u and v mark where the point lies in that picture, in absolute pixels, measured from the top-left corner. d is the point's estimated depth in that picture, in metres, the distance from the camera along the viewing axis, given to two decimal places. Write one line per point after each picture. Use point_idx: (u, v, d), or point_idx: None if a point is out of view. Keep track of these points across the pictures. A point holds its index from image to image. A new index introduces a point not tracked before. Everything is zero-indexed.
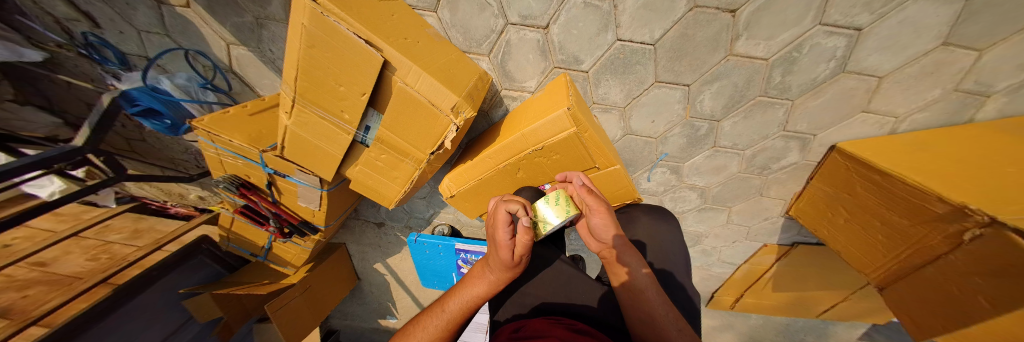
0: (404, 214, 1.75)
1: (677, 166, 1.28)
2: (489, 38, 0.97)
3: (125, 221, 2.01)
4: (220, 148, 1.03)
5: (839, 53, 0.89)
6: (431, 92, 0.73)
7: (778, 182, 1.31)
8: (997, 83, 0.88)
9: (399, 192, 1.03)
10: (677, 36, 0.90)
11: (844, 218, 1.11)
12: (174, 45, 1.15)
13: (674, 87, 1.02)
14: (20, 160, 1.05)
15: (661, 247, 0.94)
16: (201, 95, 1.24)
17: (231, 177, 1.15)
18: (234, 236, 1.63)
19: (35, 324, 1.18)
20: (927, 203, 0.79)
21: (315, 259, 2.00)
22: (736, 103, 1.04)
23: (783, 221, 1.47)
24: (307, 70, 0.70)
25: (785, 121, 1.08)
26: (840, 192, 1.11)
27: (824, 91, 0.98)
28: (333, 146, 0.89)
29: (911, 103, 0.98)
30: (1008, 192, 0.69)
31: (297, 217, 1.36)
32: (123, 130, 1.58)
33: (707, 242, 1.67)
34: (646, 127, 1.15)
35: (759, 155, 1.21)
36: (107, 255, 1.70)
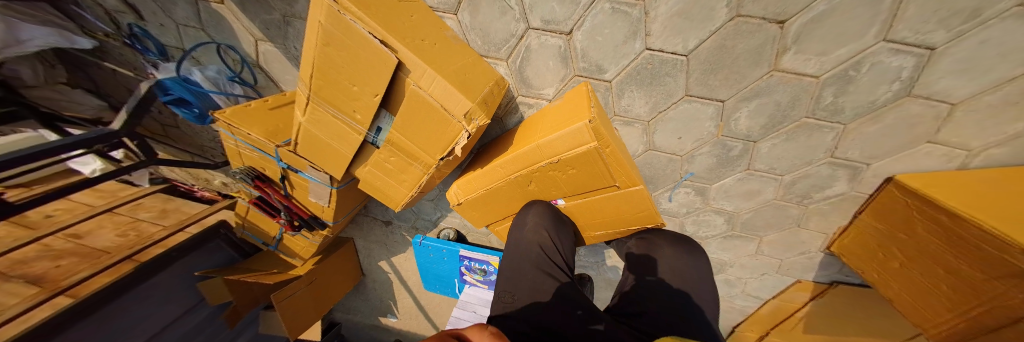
0: (412, 215, 1.73)
1: (703, 187, 1.18)
2: (509, 42, 0.93)
3: (156, 201, 2.12)
4: (239, 140, 1.05)
5: (905, 74, 0.78)
6: (444, 96, 0.69)
7: (819, 213, 1.17)
8: None
9: (406, 195, 1.00)
10: (714, 47, 0.82)
11: (898, 261, 0.97)
12: (208, 39, 1.20)
13: (706, 103, 0.93)
14: (62, 140, 1.10)
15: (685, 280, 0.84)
16: (229, 88, 1.26)
17: (247, 169, 1.17)
18: (248, 224, 1.67)
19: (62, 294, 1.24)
20: (1004, 256, 0.68)
21: (323, 252, 2.00)
22: (776, 123, 0.94)
23: (821, 257, 1.31)
24: (321, 68, 0.69)
25: (834, 146, 0.96)
26: (894, 229, 0.97)
27: (882, 116, 0.87)
28: (343, 145, 0.87)
29: (987, 136, 0.83)
30: None
31: (308, 212, 1.36)
32: (160, 115, 1.67)
33: (732, 272, 1.53)
34: (670, 144, 1.07)
35: (799, 182, 1.09)
36: (135, 232, 1.79)
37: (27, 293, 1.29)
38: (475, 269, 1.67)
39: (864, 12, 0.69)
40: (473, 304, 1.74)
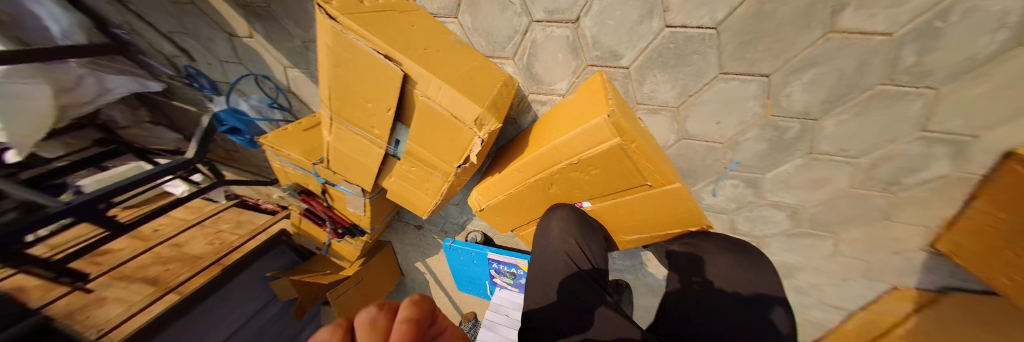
0: (440, 219, 1.78)
1: (756, 178, 1.05)
2: (514, 39, 0.89)
3: (232, 214, 2.43)
4: (283, 160, 1.15)
5: (1014, 18, 0.57)
6: (453, 104, 0.69)
7: (910, 202, 0.94)
8: None
9: (432, 203, 1.03)
10: (751, 14, 0.71)
11: (1017, 256, 0.73)
12: (247, 71, 1.33)
13: (749, 80, 0.82)
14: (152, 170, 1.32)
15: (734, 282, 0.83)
16: (269, 113, 1.41)
17: (294, 185, 1.30)
18: (304, 233, 1.86)
19: (173, 292, 1.51)
20: None
21: (367, 254, 2.14)
22: (841, 96, 0.79)
23: (922, 259, 1.06)
24: (337, 89, 0.73)
25: (924, 116, 0.78)
26: (1020, 218, 0.72)
27: (992, 75, 0.68)
28: (369, 159, 0.92)
29: None
30: None
31: (348, 220, 1.47)
32: (223, 142, 1.90)
33: (800, 276, 1.36)
34: (709, 130, 0.96)
35: (883, 165, 0.89)
36: (220, 241, 2.08)
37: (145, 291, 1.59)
38: (506, 272, 1.69)
39: None
40: (506, 308, 1.78)
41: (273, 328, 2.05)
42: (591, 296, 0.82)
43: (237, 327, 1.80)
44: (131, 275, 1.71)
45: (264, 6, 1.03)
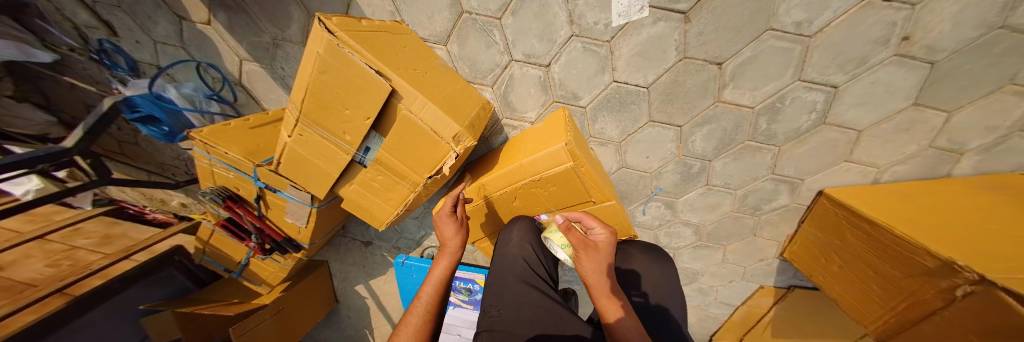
0: (394, 234, 1.72)
1: (672, 201, 1.28)
2: (494, 71, 1.03)
3: (97, 225, 1.81)
4: (214, 159, 1.00)
5: (819, 106, 0.96)
6: (434, 120, 0.75)
7: (769, 223, 1.30)
8: (969, 142, 0.93)
9: (392, 214, 1.01)
10: (670, 81, 0.97)
11: (838, 265, 1.08)
12: (187, 57, 1.20)
13: (667, 127, 1.06)
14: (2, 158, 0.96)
15: (658, 291, 0.88)
16: (205, 105, 1.24)
17: (219, 189, 1.09)
18: (211, 250, 1.48)
19: None
20: (917, 256, 0.80)
21: (294, 277, 1.87)
22: (726, 145, 1.08)
23: (778, 263, 1.43)
24: (316, 94, 0.72)
25: (774, 164, 1.11)
26: (833, 238, 1.08)
27: (807, 140, 1.03)
28: (331, 165, 0.88)
29: (890, 156, 1.01)
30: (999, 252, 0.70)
31: (282, 234, 1.29)
32: (118, 132, 1.55)
33: (703, 281, 1.61)
34: (641, 162, 1.17)
35: (750, 195, 1.22)
36: (69, 262, 1.48)
37: None
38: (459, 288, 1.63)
39: (781, 57, 0.88)
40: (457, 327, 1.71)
41: None
42: (534, 298, 0.82)
43: None
44: None
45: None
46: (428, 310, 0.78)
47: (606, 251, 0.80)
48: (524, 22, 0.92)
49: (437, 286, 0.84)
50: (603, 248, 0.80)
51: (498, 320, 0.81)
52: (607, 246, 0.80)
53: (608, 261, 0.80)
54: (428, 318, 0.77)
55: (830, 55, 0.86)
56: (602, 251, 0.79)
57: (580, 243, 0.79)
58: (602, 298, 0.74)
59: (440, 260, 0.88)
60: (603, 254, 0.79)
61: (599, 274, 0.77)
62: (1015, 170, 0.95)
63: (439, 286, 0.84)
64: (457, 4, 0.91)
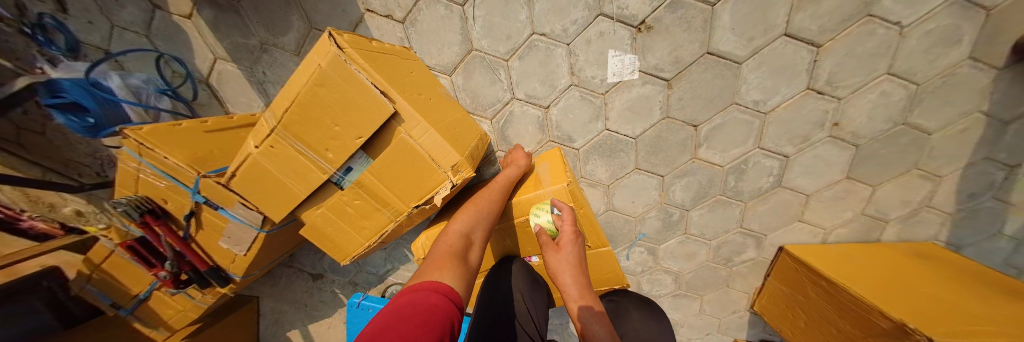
0: (353, 266, 1.52)
1: (653, 247, 1.29)
2: (495, 105, 1.04)
3: None
4: (146, 164, 0.82)
5: (775, 171, 1.10)
6: (434, 147, 0.70)
7: (740, 275, 1.34)
8: (891, 212, 1.11)
9: (363, 245, 0.88)
10: (654, 136, 1.06)
11: (803, 322, 1.14)
12: (149, 47, 1.07)
13: (651, 176, 1.13)
14: None
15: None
16: (153, 100, 1.06)
17: (139, 200, 0.86)
18: (99, 278, 1.12)
19: None
20: (872, 315, 0.87)
21: (205, 318, 1.45)
22: (701, 197, 1.16)
23: (749, 316, 1.44)
24: (305, 106, 0.65)
25: (741, 219, 1.21)
26: (796, 293, 1.16)
27: (767, 198, 1.15)
28: (301, 183, 0.77)
29: (833, 219, 1.16)
30: (944, 314, 0.80)
31: (209, 261, 1.04)
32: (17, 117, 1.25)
33: (681, 333, 1.53)
34: (626, 206, 1.20)
35: (722, 247, 1.27)
36: None
37: None
38: None
39: (744, 127, 1.03)
40: None
41: None
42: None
43: None
44: None
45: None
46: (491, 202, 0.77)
47: (569, 246, 0.69)
48: (530, 66, 0.97)
49: (506, 183, 0.83)
50: (565, 245, 0.70)
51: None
52: (569, 242, 0.69)
53: (577, 258, 0.69)
54: (491, 204, 0.77)
55: (782, 130, 1.02)
56: (564, 249, 0.69)
57: (542, 245, 0.73)
58: (572, 302, 0.66)
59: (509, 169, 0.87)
60: (566, 252, 0.69)
61: (565, 277, 0.67)
62: (928, 239, 1.13)
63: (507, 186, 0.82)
64: (468, 41, 0.95)
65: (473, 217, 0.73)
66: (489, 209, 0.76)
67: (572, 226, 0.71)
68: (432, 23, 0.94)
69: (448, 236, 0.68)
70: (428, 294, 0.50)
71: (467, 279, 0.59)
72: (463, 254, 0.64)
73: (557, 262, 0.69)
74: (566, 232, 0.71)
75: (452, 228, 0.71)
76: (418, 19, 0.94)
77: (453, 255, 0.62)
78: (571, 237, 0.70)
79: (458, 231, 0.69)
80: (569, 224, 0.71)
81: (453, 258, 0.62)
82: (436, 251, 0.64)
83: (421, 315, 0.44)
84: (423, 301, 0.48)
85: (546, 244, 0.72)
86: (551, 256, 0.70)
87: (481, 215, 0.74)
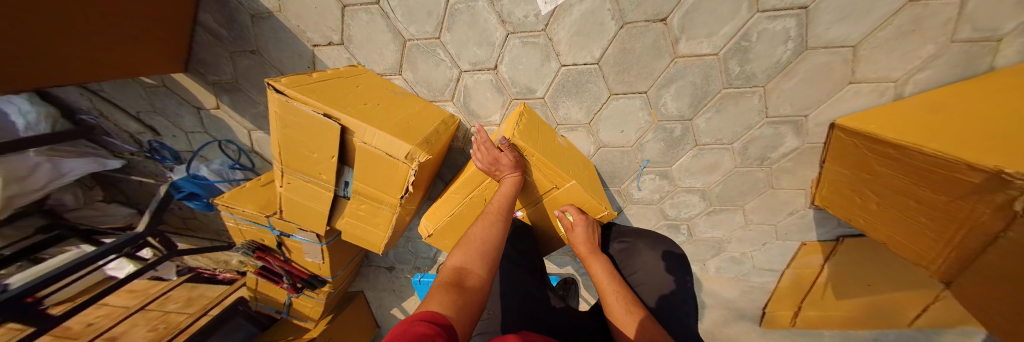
0: (412, 256, 1.85)
1: (666, 170, 1.20)
2: (449, 86, 1.08)
3: (182, 291, 2.21)
4: (237, 218, 1.14)
5: (793, 33, 0.85)
6: (385, 145, 0.77)
7: (785, 171, 1.16)
8: (1002, 24, 0.76)
9: (384, 237, 1.06)
10: (617, 51, 0.94)
11: (874, 203, 0.93)
12: (211, 138, 1.43)
13: (631, 97, 1.02)
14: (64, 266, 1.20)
15: (650, 281, 0.90)
16: (230, 174, 1.44)
17: (249, 242, 1.25)
18: (261, 296, 1.68)
19: None
20: (954, 173, 0.67)
21: (333, 310, 1.99)
22: (701, 99, 1.00)
23: (813, 213, 1.24)
24: (287, 147, 0.82)
25: (764, 106, 1.00)
26: (859, 173, 0.95)
27: (794, 71, 0.92)
28: (319, 203, 0.96)
29: (905, 64, 0.87)
30: None
31: (307, 271, 1.41)
32: (180, 211, 1.86)
33: (733, 248, 1.45)
34: (617, 138, 1.14)
35: (750, 146, 1.10)
36: (164, 325, 1.85)
37: None
38: None
39: None
40: None
41: None
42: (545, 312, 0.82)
43: None
44: None
45: (232, 82, 1.20)
46: (490, 229, 0.77)
47: (580, 228, 0.90)
48: (461, 34, 0.97)
49: (504, 199, 0.81)
50: (577, 226, 0.91)
51: (488, 321, 0.85)
52: (580, 223, 0.90)
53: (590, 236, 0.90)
54: (487, 228, 0.77)
55: None
56: (576, 231, 0.90)
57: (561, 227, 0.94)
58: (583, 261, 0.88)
59: (507, 175, 0.83)
60: (578, 229, 0.90)
61: (580, 247, 0.89)
62: None
63: (505, 200, 0.81)
64: (399, 35, 0.99)
65: (466, 251, 0.74)
66: (467, 253, 0.73)
67: (582, 216, 0.91)
68: (364, 32, 1.00)
69: (443, 271, 0.70)
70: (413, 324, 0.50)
71: (463, 308, 0.60)
72: (458, 283, 0.66)
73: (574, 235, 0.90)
74: (575, 214, 0.91)
75: (448, 261, 0.73)
76: (352, 34, 1.01)
77: (445, 284, 0.65)
78: (585, 220, 0.91)
79: (453, 265, 0.71)
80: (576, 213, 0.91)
81: (445, 286, 0.64)
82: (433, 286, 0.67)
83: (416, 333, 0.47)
84: (410, 329, 0.48)
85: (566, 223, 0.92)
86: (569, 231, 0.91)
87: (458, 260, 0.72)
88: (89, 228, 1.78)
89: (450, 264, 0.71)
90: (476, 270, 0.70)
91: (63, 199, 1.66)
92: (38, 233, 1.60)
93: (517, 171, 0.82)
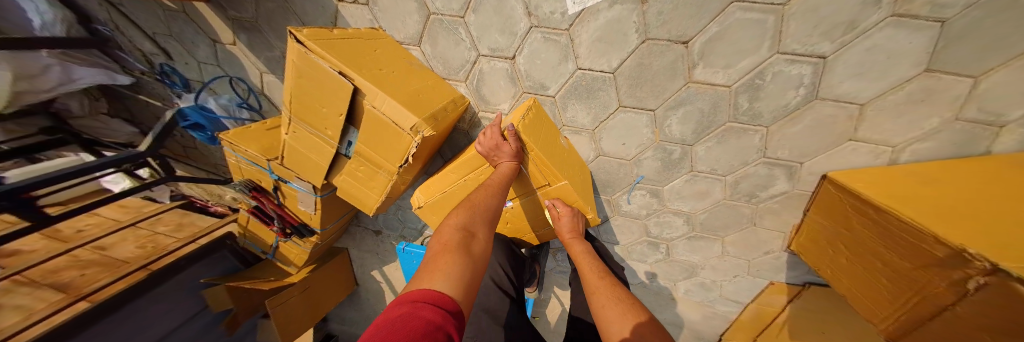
0: (400, 224, 1.90)
1: (657, 189, 1.24)
2: (465, 67, 1.09)
3: (174, 216, 2.31)
4: (238, 156, 1.16)
5: (806, 80, 0.86)
6: (394, 113, 0.79)
7: (770, 212, 1.19)
8: (1008, 111, 0.77)
9: (377, 201, 1.10)
10: (635, 65, 0.95)
11: (845, 257, 0.98)
12: (223, 73, 1.44)
13: (640, 112, 1.04)
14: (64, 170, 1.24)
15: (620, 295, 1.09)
16: (237, 113, 1.48)
17: (246, 181, 1.27)
18: (250, 234, 1.74)
19: (83, 300, 1.46)
20: (923, 244, 0.71)
21: (317, 261, 2.09)
22: (705, 128, 1.02)
23: (787, 257, 1.29)
24: (298, 97, 0.83)
25: (765, 147, 1.02)
26: (838, 227, 0.99)
27: (799, 118, 0.94)
28: (320, 156, 0.99)
29: (907, 131, 0.89)
30: None
31: (298, 220, 1.46)
32: (183, 139, 1.89)
33: (704, 275, 1.50)
34: (618, 149, 1.16)
35: (742, 181, 1.13)
36: (151, 244, 1.99)
37: (52, 299, 1.50)
38: None
39: (752, 29, 0.81)
40: None
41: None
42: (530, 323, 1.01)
43: None
44: (40, 280, 1.60)
45: (252, 21, 1.20)
46: (487, 203, 0.80)
47: (566, 219, 0.97)
48: (485, 17, 0.97)
49: (505, 177, 0.83)
50: (563, 217, 0.97)
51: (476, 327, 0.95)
52: (566, 215, 0.96)
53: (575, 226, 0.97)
54: (491, 197, 0.81)
55: (810, 23, 0.77)
56: (564, 220, 0.97)
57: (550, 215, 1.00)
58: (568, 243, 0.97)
59: (507, 158, 0.85)
60: (565, 220, 0.97)
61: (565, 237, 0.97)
62: None
63: (503, 179, 0.82)
64: (424, 7, 0.99)
65: (470, 212, 0.78)
66: (469, 216, 0.77)
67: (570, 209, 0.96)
68: None
69: (445, 231, 0.74)
70: (417, 308, 0.53)
71: (466, 274, 0.64)
72: (465, 245, 0.70)
73: (562, 223, 0.97)
74: (563, 205, 0.96)
75: (450, 222, 0.77)
76: None
77: (452, 248, 0.68)
78: (572, 212, 0.96)
79: (457, 225, 0.75)
80: (564, 206, 0.96)
81: (452, 250, 0.68)
82: (437, 244, 0.71)
83: (415, 327, 0.49)
84: (416, 314, 0.52)
85: (557, 213, 0.98)
86: (559, 220, 0.98)
87: (459, 222, 0.76)
88: (91, 138, 1.81)
89: (454, 223, 0.75)
90: (479, 233, 0.75)
91: (68, 104, 1.69)
92: (40, 133, 1.64)
93: (514, 161, 0.85)
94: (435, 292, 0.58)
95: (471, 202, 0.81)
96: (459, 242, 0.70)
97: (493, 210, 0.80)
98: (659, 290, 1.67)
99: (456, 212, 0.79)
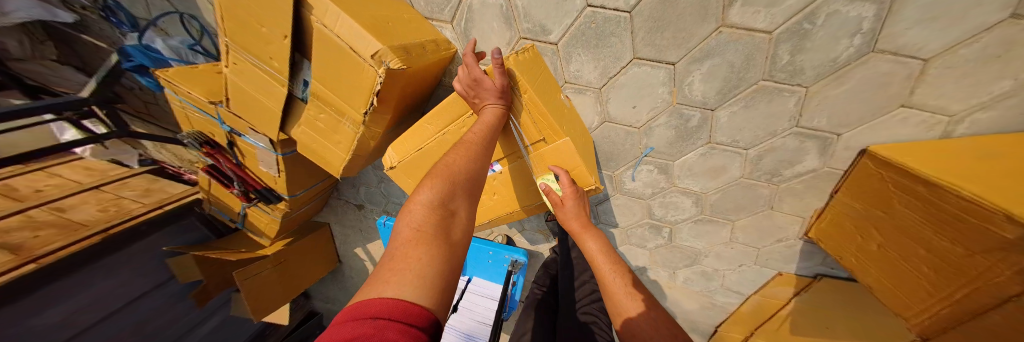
0: (382, 198, 1.75)
1: (666, 164, 1.09)
2: (451, 2, 0.91)
3: (141, 181, 2.04)
4: (182, 100, 0.99)
5: (865, 25, 0.69)
6: (350, 35, 0.63)
7: (791, 193, 1.05)
8: None
9: (344, 160, 0.95)
10: (658, 1, 0.77)
11: (875, 243, 0.85)
12: (172, 9, 1.24)
13: (656, 66, 0.88)
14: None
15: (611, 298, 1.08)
16: (191, 57, 1.25)
17: (195, 133, 1.10)
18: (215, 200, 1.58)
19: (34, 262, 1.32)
20: (988, 225, 0.57)
21: (294, 235, 1.95)
22: (731, 88, 0.87)
23: (801, 245, 1.16)
24: (229, 11, 0.65)
25: (800, 113, 0.87)
26: (872, 208, 0.85)
27: (847, 76, 0.78)
28: (270, 99, 0.83)
29: (969, 98, 0.72)
30: None
31: (262, 184, 1.30)
32: (141, 93, 1.68)
33: (707, 263, 1.37)
34: (626, 114, 1.00)
35: (765, 157, 0.98)
36: (115, 208, 1.72)
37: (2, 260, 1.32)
38: None
39: None
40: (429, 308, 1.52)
41: (169, 313, 1.85)
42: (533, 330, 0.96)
43: (108, 314, 1.58)
44: None
45: None
46: (471, 168, 0.62)
47: (572, 202, 0.79)
48: None
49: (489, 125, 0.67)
50: (568, 200, 0.80)
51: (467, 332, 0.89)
52: (570, 198, 0.79)
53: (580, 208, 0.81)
54: (473, 163, 0.63)
55: None
56: (569, 205, 0.80)
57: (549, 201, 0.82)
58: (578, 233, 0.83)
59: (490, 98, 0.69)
60: (570, 206, 0.80)
61: (573, 223, 0.82)
62: None
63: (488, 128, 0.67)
64: None
65: (446, 184, 0.58)
66: (446, 189, 0.58)
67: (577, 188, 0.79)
68: None
69: (413, 209, 0.55)
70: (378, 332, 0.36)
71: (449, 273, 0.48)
72: (445, 230, 0.53)
73: (567, 207, 0.80)
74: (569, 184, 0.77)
75: (418, 197, 0.57)
76: None
77: (429, 236, 0.50)
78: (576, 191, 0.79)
79: (427, 202, 0.55)
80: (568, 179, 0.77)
81: (429, 240, 0.50)
82: (404, 229, 0.52)
83: None
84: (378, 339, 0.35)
85: (558, 198, 0.80)
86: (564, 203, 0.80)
87: (432, 196, 0.57)
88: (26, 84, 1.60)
89: (425, 200, 0.55)
90: (462, 213, 0.58)
91: (5, 43, 1.46)
92: None
93: (500, 105, 0.68)
94: (403, 304, 0.41)
95: (445, 169, 0.60)
96: (438, 228, 0.52)
97: (474, 179, 0.63)
98: (655, 278, 1.54)
99: (426, 183, 0.59)
